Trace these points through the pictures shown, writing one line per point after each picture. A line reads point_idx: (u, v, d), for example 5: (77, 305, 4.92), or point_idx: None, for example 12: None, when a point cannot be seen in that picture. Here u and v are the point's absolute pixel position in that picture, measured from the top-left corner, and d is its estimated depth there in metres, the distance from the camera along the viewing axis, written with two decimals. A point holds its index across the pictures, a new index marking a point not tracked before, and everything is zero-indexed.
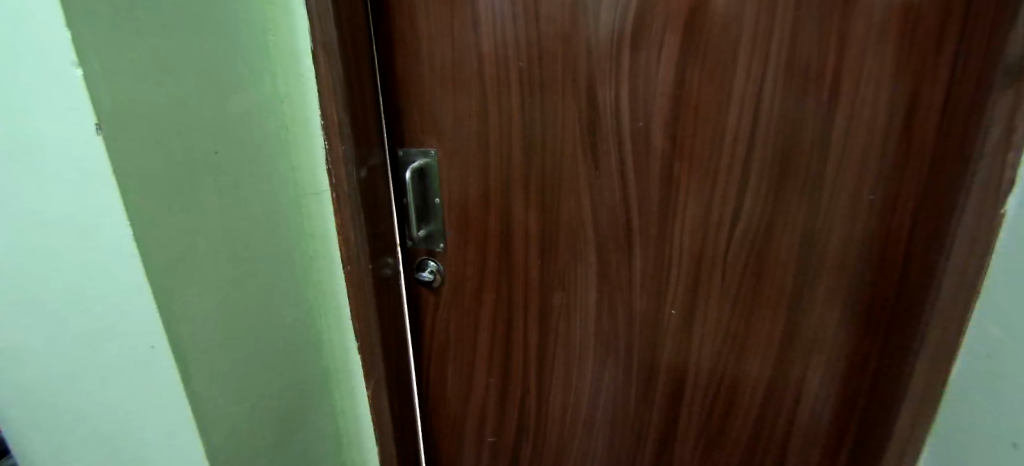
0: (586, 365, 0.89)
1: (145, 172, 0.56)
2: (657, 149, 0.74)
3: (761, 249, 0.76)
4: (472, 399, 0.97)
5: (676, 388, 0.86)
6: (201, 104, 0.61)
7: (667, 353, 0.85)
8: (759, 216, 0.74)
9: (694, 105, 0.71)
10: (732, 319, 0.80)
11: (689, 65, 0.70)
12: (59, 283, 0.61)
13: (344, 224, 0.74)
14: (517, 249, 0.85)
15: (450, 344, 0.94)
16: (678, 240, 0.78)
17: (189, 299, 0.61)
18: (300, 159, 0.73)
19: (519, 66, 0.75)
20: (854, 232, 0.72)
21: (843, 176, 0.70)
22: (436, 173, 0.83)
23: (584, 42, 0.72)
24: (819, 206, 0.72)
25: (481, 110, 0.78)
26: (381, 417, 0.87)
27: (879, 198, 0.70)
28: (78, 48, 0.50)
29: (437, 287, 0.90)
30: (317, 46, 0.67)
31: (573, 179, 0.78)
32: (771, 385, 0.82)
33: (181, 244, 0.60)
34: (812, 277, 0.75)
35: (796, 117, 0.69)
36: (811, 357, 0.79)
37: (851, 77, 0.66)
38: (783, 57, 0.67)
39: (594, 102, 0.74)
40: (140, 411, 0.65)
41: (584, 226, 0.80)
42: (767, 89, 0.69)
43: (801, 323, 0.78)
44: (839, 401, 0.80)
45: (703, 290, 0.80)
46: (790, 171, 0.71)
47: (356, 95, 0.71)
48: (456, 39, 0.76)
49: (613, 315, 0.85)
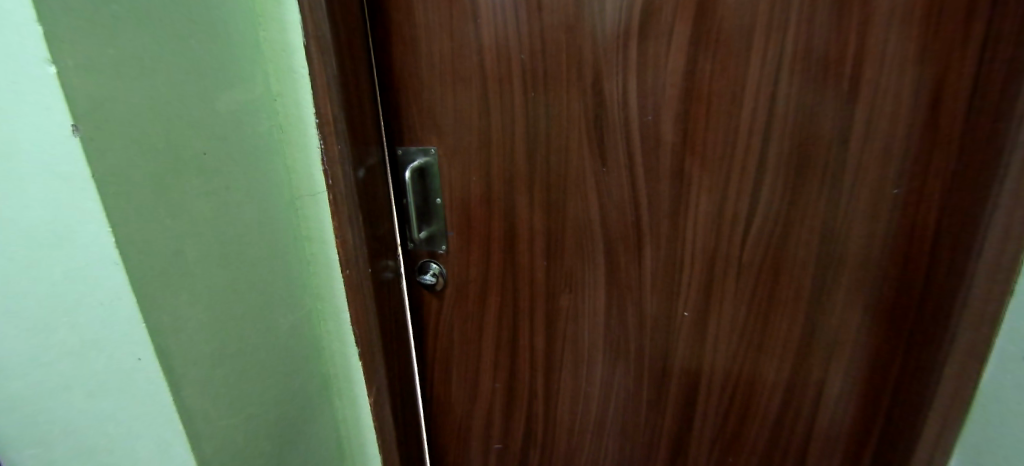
0: (595, 369, 0.86)
1: (127, 175, 0.53)
2: (668, 145, 0.71)
3: (779, 246, 0.72)
4: (478, 404, 0.94)
5: (690, 392, 0.83)
6: (189, 104, 0.58)
7: (679, 355, 0.81)
8: (776, 213, 0.70)
9: (707, 97, 0.68)
10: (748, 321, 0.77)
11: (701, 53, 0.67)
12: (42, 294, 0.57)
13: (341, 226, 0.71)
14: (523, 250, 0.81)
15: (454, 351, 0.91)
16: (690, 239, 0.74)
17: (181, 308, 0.58)
18: (295, 159, 0.70)
19: (522, 58, 0.72)
20: (876, 227, 0.68)
21: (863, 170, 0.66)
22: (437, 172, 0.80)
23: (590, 33, 0.69)
24: (840, 201, 0.68)
25: (483, 106, 0.75)
26: (383, 425, 0.84)
27: (902, 192, 0.66)
28: (51, 42, 0.47)
29: (439, 290, 0.87)
30: (309, 41, 0.64)
31: (579, 177, 0.75)
32: (790, 388, 0.78)
33: (169, 250, 0.57)
34: (833, 276, 0.71)
35: (814, 109, 0.65)
36: (832, 360, 0.75)
37: (872, 65, 0.63)
38: (800, 46, 0.64)
39: (600, 96, 0.71)
40: (131, 424, 0.61)
41: (592, 225, 0.77)
42: (784, 78, 0.65)
43: (821, 323, 0.74)
44: (861, 406, 0.76)
45: (718, 291, 0.76)
46: (808, 165, 0.68)
47: (351, 91, 0.68)
48: (456, 32, 0.72)
49: (622, 317, 0.81)
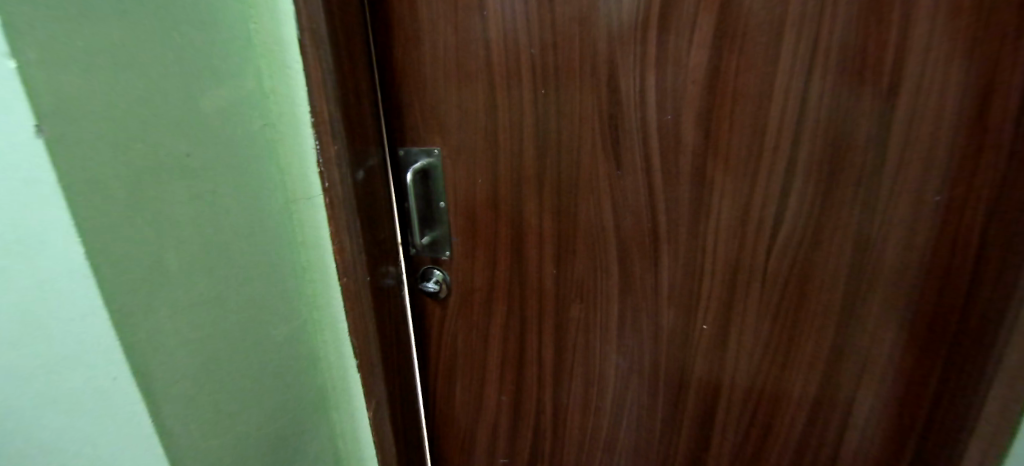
0: (607, 384, 0.81)
1: (99, 179, 0.49)
2: (688, 148, 0.66)
3: (807, 257, 0.67)
4: (483, 417, 0.89)
5: (708, 410, 0.78)
6: (170, 102, 0.54)
7: (697, 371, 0.76)
8: (804, 222, 0.65)
9: (731, 96, 0.63)
10: (772, 336, 0.71)
11: (725, 48, 0.61)
12: (14, 307, 0.53)
13: (339, 231, 0.67)
14: (531, 257, 0.77)
15: (458, 361, 0.86)
16: (711, 248, 0.69)
17: (161, 322, 0.54)
18: (289, 160, 0.66)
19: (531, 54, 0.67)
20: (915, 238, 0.63)
21: (901, 176, 0.61)
22: (441, 174, 0.75)
23: (605, 27, 0.64)
24: (875, 209, 0.63)
25: (490, 105, 0.70)
26: (383, 439, 0.80)
27: (943, 200, 0.61)
28: (10, 34, 0.43)
29: (443, 298, 0.82)
30: (303, 34, 0.60)
31: (592, 181, 0.70)
32: (816, 408, 0.73)
33: (148, 259, 0.53)
34: (866, 290, 0.66)
35: (849, 109, 0.60)
36: (862, 380, 0.70)
37: (914, 61, 0.57)
38: (835, 41, 0.58)
39: (615, 94, 0.66)
40: (108, 446, 0.57)
41: (605, 232, 0.72)
42: (817, 75, 0.60)
43: (852, 339, 0.69)
44: (892, 429, 0.71)
45: (740, 304, 0.71)
46: (841, 170, 0.62)
47: (349, 88, 0.64)
48: (461, 25, 0.68)
49: (636, 329, 0.76)
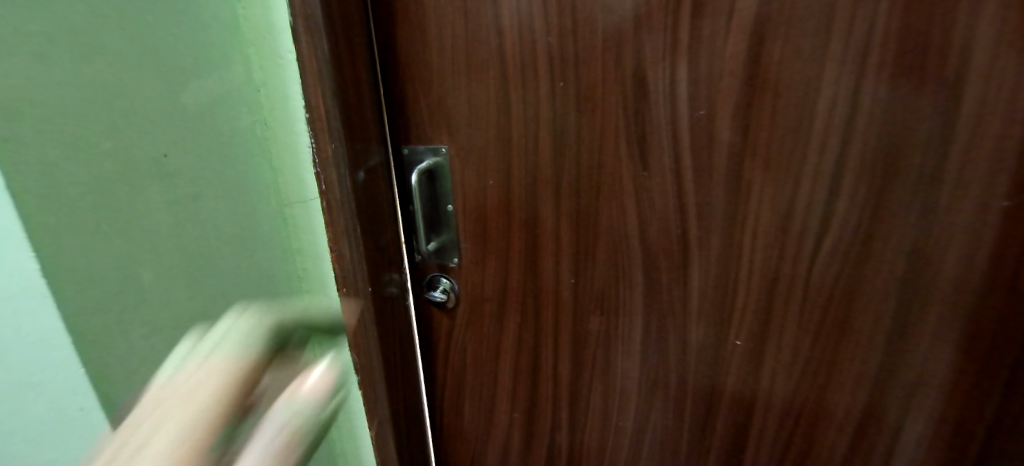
0: (629, 402, 0.75)
1: (60, 178, 0.49)
2: (723, 146, 0.59)
3: (856, 267, 0.60)
4: (494, 435, 0.83)
5: (739, 431, 0.72)
6: (139, 99, 0.54)
7: (729, 389, 0.70)
8: (854, 228, 0.58)
9: (773, 88, 0.56)
10: (813, 353, 0.65)
11: (768, 35, 0.55)
12: None
13: (337, 238, 0.61)
14: (547, 264, 0.70)
15: (467, 376, 0.80)
16: (748, 257, 0.63)
17: (129, 319, 0.56)
18: (282, 157, 0.64)
19: (548, 42, 0.61)
20: (981, 247, 0.55)
21: (967, 177, 0.54)
22: (448, 175, 0.69)
23: (631, 11, 0.57)
24: (935, 215, 0.56)
25: (502, 99, 0.64)
26: (386, 458, 0.75)
27: (1014, 205, 0.53)
28: None
29: (451, 309, 0.76)
30: (296, 20, 0.54)
31: (614, 182, 0.64)
32: (859, 432, 0.67)
33: (116, 259, 0.54)
34: (921, 305, 0.59)
35: (908, 103, 0.53)
36: (910, 402, 0.63)
37: (985, 48, 0.50)
38: (894, 25, 0.51)
39: (643, 87, 0.59)
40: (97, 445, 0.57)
41: (629, 238, 0.66)
42: (872, 65, 0.53)
43: (904, 359, 0.62)
44: (946, 456, 0.64)
45: (778, 317, 0.65)
46: (897, 171, 0.55)
47: (349, 81, 0.58)
48: (470, 11, 0.61)
49: (662, 343, 0.70)
